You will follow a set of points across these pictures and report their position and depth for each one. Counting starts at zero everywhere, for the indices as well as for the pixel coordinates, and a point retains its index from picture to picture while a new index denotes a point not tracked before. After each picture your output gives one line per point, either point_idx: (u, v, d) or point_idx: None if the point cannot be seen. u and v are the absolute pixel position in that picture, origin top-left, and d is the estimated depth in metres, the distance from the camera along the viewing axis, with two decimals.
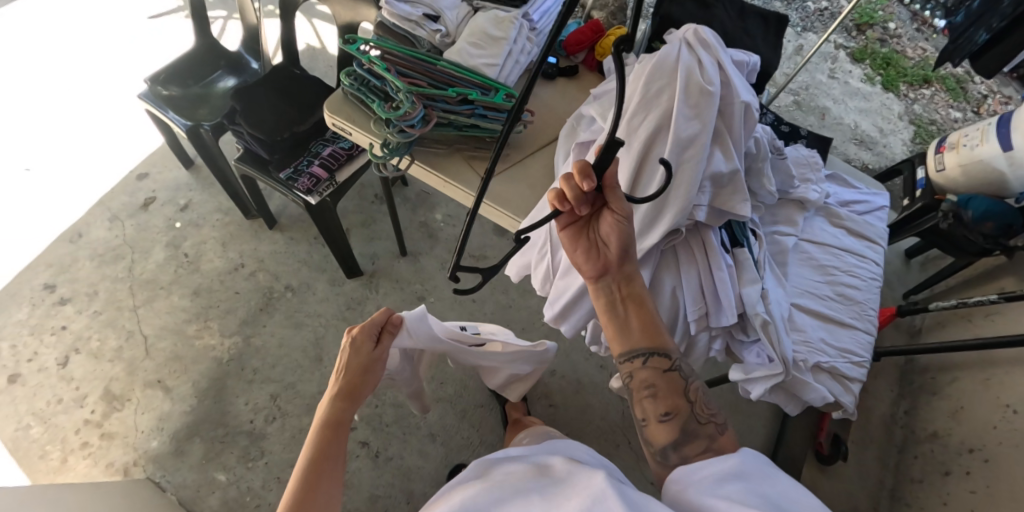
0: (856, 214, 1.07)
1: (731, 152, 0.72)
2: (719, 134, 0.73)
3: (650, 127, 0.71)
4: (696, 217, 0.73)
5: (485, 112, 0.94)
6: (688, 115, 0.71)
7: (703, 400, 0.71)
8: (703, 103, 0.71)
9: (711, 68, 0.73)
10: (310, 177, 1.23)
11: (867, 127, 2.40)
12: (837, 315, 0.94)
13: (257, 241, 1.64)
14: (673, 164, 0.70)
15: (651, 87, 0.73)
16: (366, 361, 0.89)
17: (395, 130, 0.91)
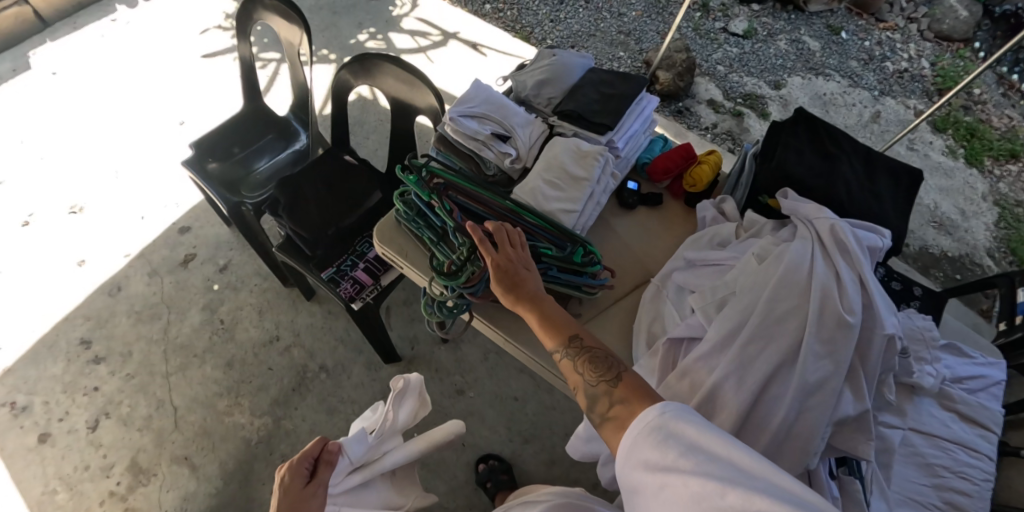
0: (969, 393, 0.93)
1: (865, 394, 0.60)
2: (852, 368, 0.61)
3: (771, 362, 0.60)
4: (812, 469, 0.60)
5: (560, 272, 0.81)
6: (820, 352, 0.59)
7: (591, 366, 0.65)
8: (839, 338, 0.60)
9: (852, 291, 0.61)
10: (354, 283, 1.17)
11: (947, 208, 2.20)
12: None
13: (294, 313, 1.58)
14: (795, 411, 0.59)
15: (776, 308, 0.62)
16: (295, 500, 0.82)
17: (454, 294, 0.81)
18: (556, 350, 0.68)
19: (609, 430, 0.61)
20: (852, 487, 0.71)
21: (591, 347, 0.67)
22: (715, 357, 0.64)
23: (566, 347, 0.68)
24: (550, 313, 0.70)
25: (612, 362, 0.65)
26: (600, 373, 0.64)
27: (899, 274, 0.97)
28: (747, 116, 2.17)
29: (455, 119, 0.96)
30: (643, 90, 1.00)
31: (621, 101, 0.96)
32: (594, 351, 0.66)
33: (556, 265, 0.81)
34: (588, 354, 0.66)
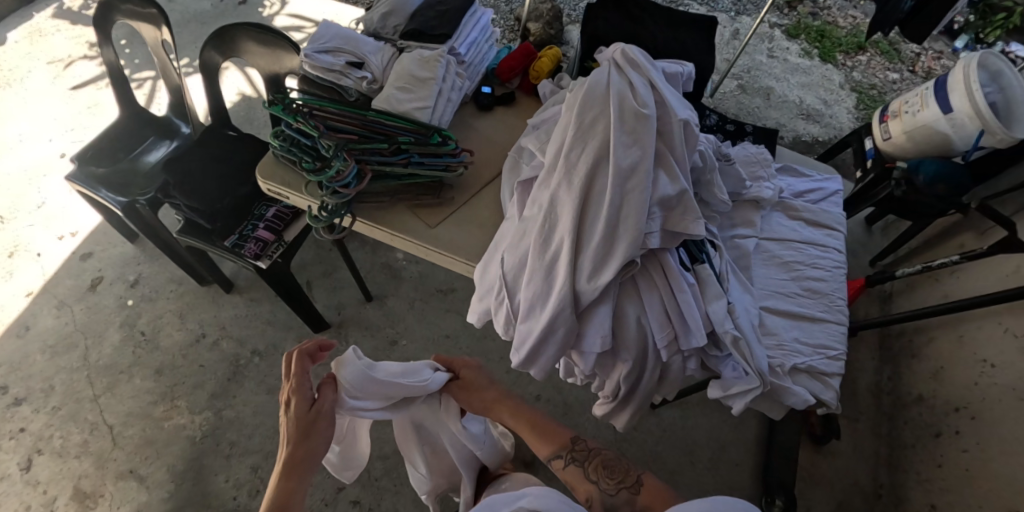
0: (811, 203, 1.08)
1: (676, 173, 0.72)
2: (662, 155, 0.72)
3: (590, 161, 0.70)
4: (649, 246, 0.71)
5: (422, 158, 0.92)
6: (627, 142, 0.70)
7: (605, 472, 0.84)
8: (640, 127, 0.70)
9: (643, 90, 0.72)
10: (257, 241, 1.21)
11: (811, 101, 2.35)
12: (806, 311, 0.95)
13: (217, 308, 1.57)
14: (618, 195, 0.69)
15: (585, 117, 0.72)
16: (305, 421, 0.84)
17: (330, 192, 0.89)
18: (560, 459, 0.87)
19: None
20: (704, 273, 0.81)
21: (594, 452, 0.87)
22: (551, 177, 0.74)
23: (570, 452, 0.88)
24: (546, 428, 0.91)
25: (621, 466, 0.84)
26: (617, 480, 0.82)
27: (732, 119, 1.11)
28: None
29: (311, 56, 1.01)
30: (475, 3, 1.08)
31: (455, 14, 1.04)
32: (599, 456, 0.86)
33: (417, 153, 0.93)
34: (596, 456, 0.86)
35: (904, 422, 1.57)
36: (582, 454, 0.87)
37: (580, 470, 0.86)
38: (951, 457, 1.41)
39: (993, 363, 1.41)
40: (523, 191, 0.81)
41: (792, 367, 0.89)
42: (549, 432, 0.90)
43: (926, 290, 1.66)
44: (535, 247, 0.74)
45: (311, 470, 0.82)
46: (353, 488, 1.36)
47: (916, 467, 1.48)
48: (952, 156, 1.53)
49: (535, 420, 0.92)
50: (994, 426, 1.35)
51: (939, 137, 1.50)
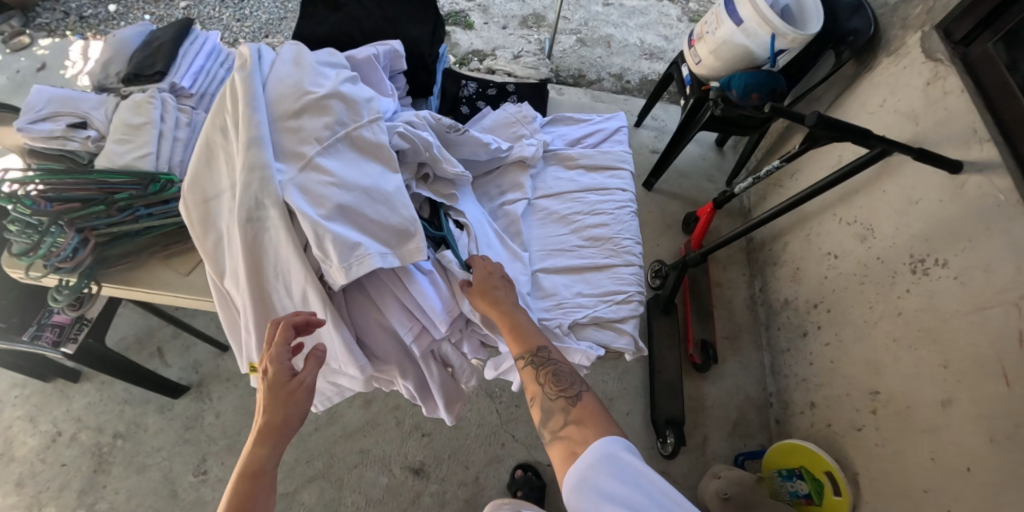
0: (590, 148, 1.08)
1: (362, 139, 0.71)
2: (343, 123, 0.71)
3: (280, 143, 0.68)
4: (363, 210, 0.69)
5: (150, 210, 0.90)
6: (306, 116, 0.69)
7: (554, 379, 0.77)
8: (309, 101, 0.69)
9: (302, 69, 0.71)
10: (54, 328, 1.16)
11: (653, 39, 2.30)
12: (589, 261, 0.95)
13: (67, 401, 1.47)
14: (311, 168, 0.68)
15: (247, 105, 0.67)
16: (281, 396, 0.69)
17: (54, 266, 0.87)
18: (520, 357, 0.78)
19: (557, 445, 0.74)
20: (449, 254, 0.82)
21: (554, 358, 0.78)
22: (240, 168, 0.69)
23: (530, 355, 0.78)
24: (517, 324, 0.78)
25: (571, 374, 0.78)
26: (560, 386, 0.77)
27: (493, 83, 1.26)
28: (453, 34, 2.24)
29: (24, 123, 0.94)
30: (191, 26, 1.04)
31: (169, 46, 0.99)
32: (553, 363, 0.77)
33: (144, 205, 0.90)
34: (552, 363, 0.78)
35: (777, 329, 1.61)
36: (540, 358, 0.78)
37: (534, 372, 0.77)
38: (818, 353, 1.45)
39: (834, 254, 1.46)
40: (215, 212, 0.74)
41: (574, 322, 0.88)
42: (526, 335, 0.78)
43: (774, 198, 1.71)
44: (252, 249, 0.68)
45: (290, 440, 0.69)
46: None
47: (791, 369, 1.53)
48: (760, 66, 1.54)
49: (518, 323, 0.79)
50: (846, 314, 1.40)
51: (738, 49, 1.50)
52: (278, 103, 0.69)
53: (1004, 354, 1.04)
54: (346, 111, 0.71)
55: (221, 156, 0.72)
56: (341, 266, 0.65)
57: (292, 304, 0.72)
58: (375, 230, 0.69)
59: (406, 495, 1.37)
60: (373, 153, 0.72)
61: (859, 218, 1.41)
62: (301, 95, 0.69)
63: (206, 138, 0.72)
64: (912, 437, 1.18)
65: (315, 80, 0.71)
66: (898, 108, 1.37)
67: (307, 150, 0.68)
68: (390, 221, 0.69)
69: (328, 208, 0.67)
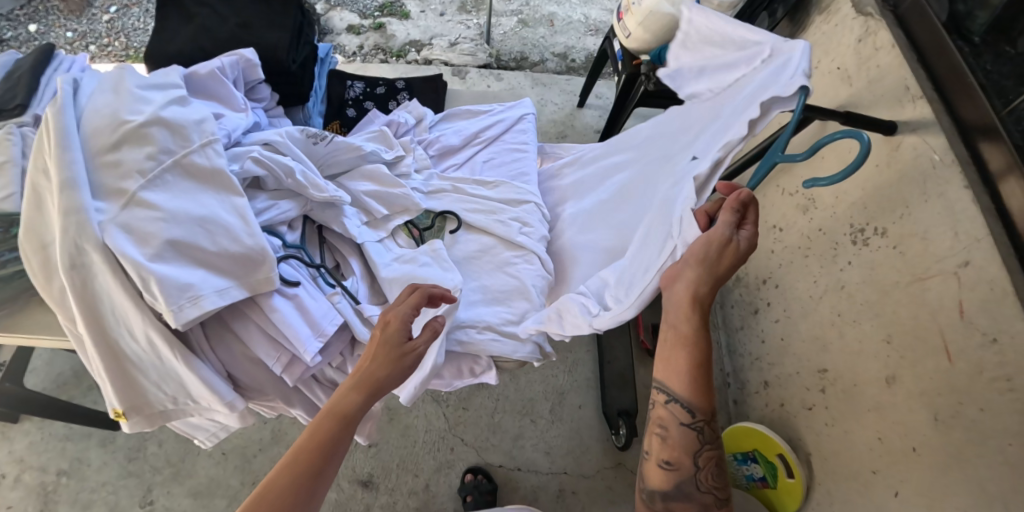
0: (488, 140, 1.02)
1: (191, 166, 0.68)
2: (170, 152, 0.67)
3: (102, 179, 0.64)
4: (198, 241, 0.65)
5: (14, 254, 0.86)
6: (126, 147, 0.66)
7: (711, 469, 0.79)
8: (129, 132, 0.66)
9: (124, 100, 0.69)
10: None
11: (597, 14, 2.22)
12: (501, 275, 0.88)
13: (8, 443, 1.45)
14: (136, 201, 0.64)
15: (56, 141, 0.63)
16: (395, 355, 0.72)
17: None
18: (692, 405, 0.78)
19: None
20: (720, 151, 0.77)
21: (716, 441, 0.80)
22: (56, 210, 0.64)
23: (703, 419, 0.78)
24: (707, 378, 0.77)
25: (724, 474, 0.81)
26: (713, 479, 0.79)
27: (383, 80, 1.15)
28: (389, 25, 2.16)
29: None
30: (54, 51, 1.03)
31: (28, 76, 0.97)
32: (716, 452, 0.79)
33: (8, 250, 0.86)
34: (714, 446, 0.80)
35: (731, 307, 1.57)
36: (706, 433, 0.79)
37: (695, 441, 0.79)
38: (770, 330, 1.41)
39: (779, 227, 1.41)
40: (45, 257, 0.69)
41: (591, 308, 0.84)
42: (705, 392, 0.77)
43: None
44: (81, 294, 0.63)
45: (384, 395, 0.73)
46: None
47: (746, 347, 1.49)
48: None
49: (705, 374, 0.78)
50: (793, 288, 1.35)
51: (666, 19, 1.43)
52: (95, 137, 0.66)
53: (945, 327, 0.98)
54: (171, 137, 0.68)
55: (49, 201, 0.68)
56: (171, 308, 0.61)
57: (140, 348, 0.67)
58: (217, 261, 0.66)
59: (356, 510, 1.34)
60: (209, 179, 0.69)
61: (800, 188, 1.35)
62: (119, 125, 0.67)
63: (29, 182, 0.69)
64: (859, 416, 1.14)
65: (135, 107, 0.69)
66: (831, 68, 1.29)
67: (129, 186, 0.64)
68: (230, 250, 0.66)
69: (155, 244, 0.62)
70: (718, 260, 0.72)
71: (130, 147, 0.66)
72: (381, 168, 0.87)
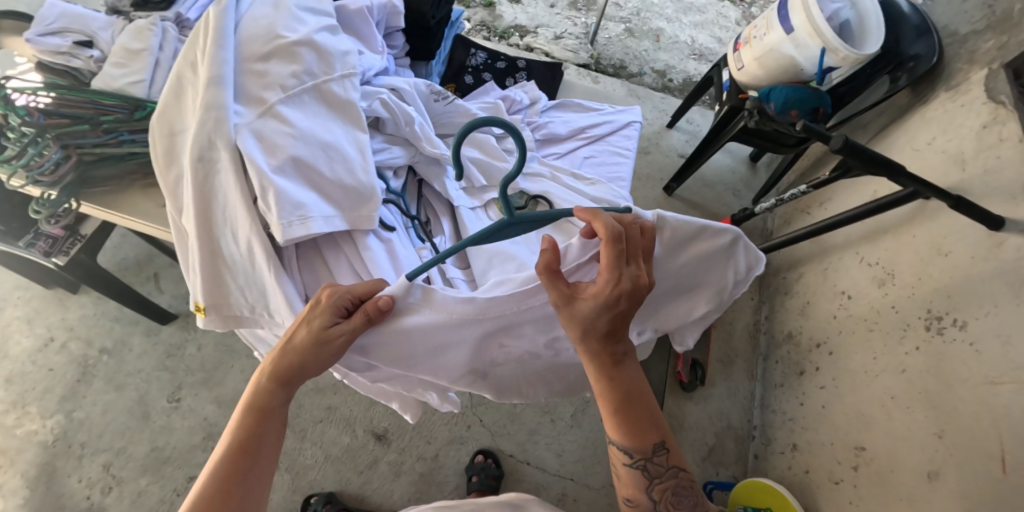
0: (593, 138, 1.03)
1: (328, 92, 0.70)
2: (313, 76, 0.69)
3: (247, 86, 0.67)
4: (317, 164, 0.67)
5: (132, 136, 0.90)
6: (275, 60, 0.68)
7: (670, 499, 0.79)
8: (280, 46, 0.68)
9: (282, 15, 0.71)
10: (48, 238, 1.19)
11: (705, 40, 2.20)
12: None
13: (63, 310, 1.53)
14: (270, 114, 0.66)
15: (215, 39, 0.66)
16: (312, 347, 0.68)
17: (34, 181, 0.88)
18: (631, 449, 0.78)
19: None
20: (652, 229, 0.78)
21: (672, 473, 0.79)
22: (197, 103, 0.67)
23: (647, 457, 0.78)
24: (632, 423, 0.77)
25: (688, 503, 0.79)
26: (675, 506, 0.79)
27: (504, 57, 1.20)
28: (499, 5, 2.18)
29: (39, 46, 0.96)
30: None
31: None
32: (671, 482, 0.78)
33: (127, 131, 0.90)
34: (669, 478, 0.79)
35: (775, 362, 1.53)
36: (655, 471, 0.79)
37: (647, 479, 0.79)
38: (811, 394, 1.38)
39: (850, 294, 1.37)
40: (173, 144, 0.72)
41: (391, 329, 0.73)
42: (638, 435, 0.77)
43: (798, 223, 1.61)
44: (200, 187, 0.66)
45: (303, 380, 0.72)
46: None
47: (781, 406, 1.46)
48: (806, 81, 1.44)
49: (641, 419, 0.77)
50: (848, 359, 1.31)
51: (785, 60, 1.41)
52: (249, 44, 0.69)
53: (1006, 436, 0.94)
54: (316, 61, 0.70)
55: (190, 92, 0.71)
56: (281, 222, 0.64)
57: (237, 251, 0.70)
58: (329, 188, 0.68)
59: (364, 459, 1.38)
60: (340, 110, 0.70)
61: (881, 260, 1.31)
62: (273, 39, 0.69)
63: (175, 71, 0.71)
64: (886, 502, 1.11)
65: (290, 25, 0.71)
66: (946, 148, 1.25)
67: (269, 97, 0.67)
68: (344, 181, 0.68)
69: (281, 157, 0.65)
70: (572, 316, 0.71)
71: (278, 62, 0.68)
72: (489, 138, 0.89)
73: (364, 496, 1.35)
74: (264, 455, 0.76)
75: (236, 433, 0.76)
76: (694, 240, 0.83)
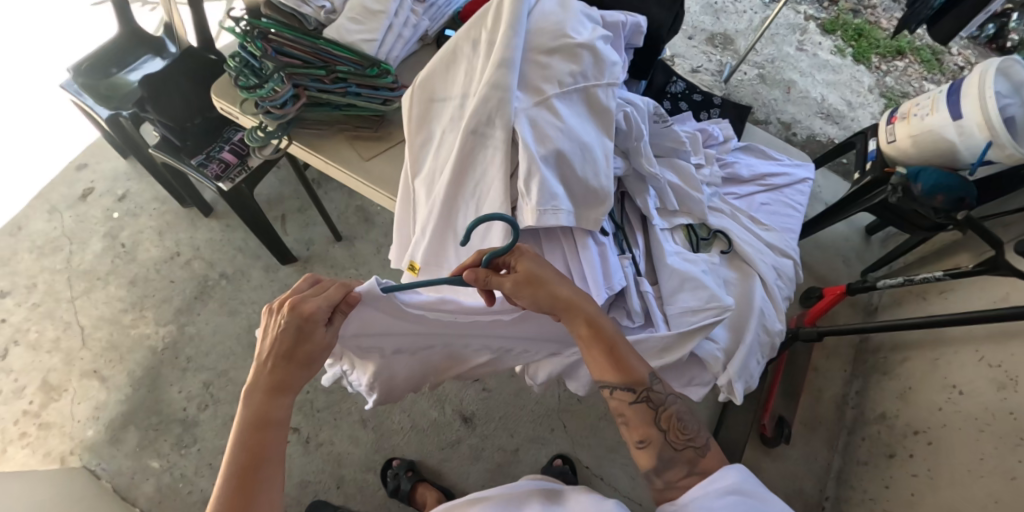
0: (772, 187, 1.06)
1: (594, 95, 0.71)
2: (586, 78, 0.71)
3: (528, 75, 0.70)
4: (572, 162, 0.69)
5: (359, 90, 0.91)
6: (558, 58, 0.70)
7: (678, 425, 0.72)
8: (566, 44, 0.70)
9: (568, 14, 0.72)
10: (220, 163, 1.25)
11: (835, 100, 2.18)
12: (753, 308, 0.89)
13: (193, 230, 1.62)
14: (541, 108, 0.69)
15: (514, 27, 0.68)
16: (302, 351, 0.71)
17: (264, 111, 0.90)
18: (628, 386, 0.73)
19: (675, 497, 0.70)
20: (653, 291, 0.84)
21: (670, 397, 0.74)
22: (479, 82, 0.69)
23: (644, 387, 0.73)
24: (619, 355, 0.73)
25: (694, 421, 0.73)
26: (686, 433, 0.72)
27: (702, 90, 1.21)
28: None
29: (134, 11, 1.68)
30: None
31: None
32: (672, 404, 0.73)
33: (355, 84, 0.91)
34: (670, 404, 0.74)
35: (861, 439, 1.52)
36: (658, 399, 0.73)
37: (652, 413, 0.73)
38: (901, 480, 1.35)
39: (961, 390, 1.33)
40: (431, 113, 0.74)
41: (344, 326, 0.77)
42: (626, 364, 0.73)
43: (911, 306, 1.59)
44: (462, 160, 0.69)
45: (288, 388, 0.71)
46: (296, 417, 1.44)
47: (860, 484, 1.45)
48: (959, 169, 1.41)
49: (611, 345, 0.73)
50: (950, 454, 1.28)
51: (943, 144, 1.39)
52: (537, 36, 0.71)
53: None
54: (592, 65, 0.71)
55: (462, 63, 0.72)
56: (538, 209, 0.66)
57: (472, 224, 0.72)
58: (575, 185, 0.70)
59: (448, 437, 1.42)
60: (598, 115, 0.72)
61: (1005, 363, 1.26)
62: (561, 36, 0.70)
63: (454, 43, 0.72)
64: None
65: (575, 27, 0.72)
66: None
67: (547, 89, 0.69)
68: (591, 181, 0.70)
69: (548, 148, 0.68)
70: (518, 288, 0.71)
71: (559, 59, 0.70)
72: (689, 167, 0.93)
73: (442, 472, 1.38)
74: (273, 463, 0.68)
75: (238, 446, 0.68)
76: (688, 296, 0.83)
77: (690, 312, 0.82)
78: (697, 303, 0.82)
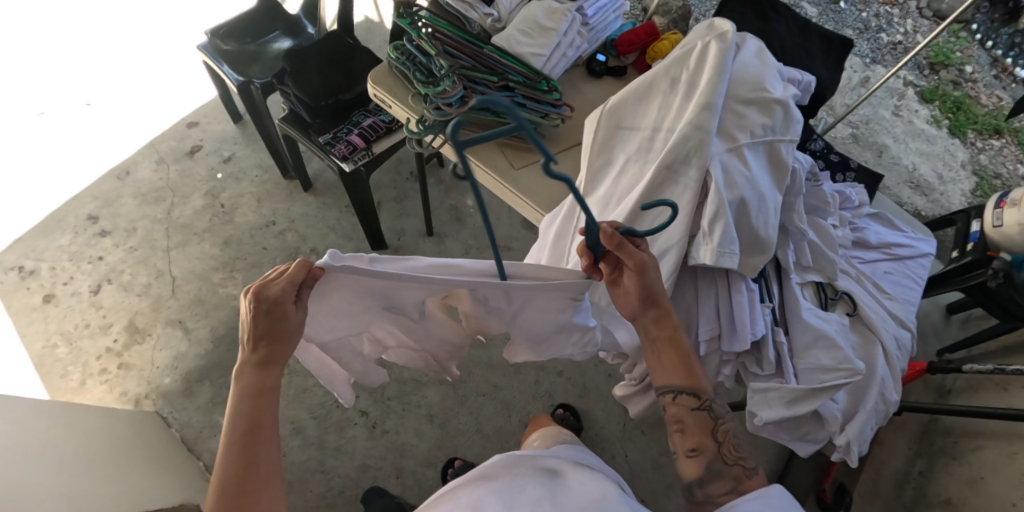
0: (898, 257, 1.06)
1: (780, 150, 0.73)
2: (774, 132, 0.73)
3: (725, 121, 0.72)
4: (752, 210, 0.70)
5: (524, 101, 0.93)
6: (754, 108, 0.73)
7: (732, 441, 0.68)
8: (764, 97, 0.73)
9: (764, 69, 0.75)
10: (347, 145, 1.28)
11: (925, 171, 2.15)
12: (876, 376, 0.89)
13: (291, 202, 1.68)
14: (734, 155, 0.71)
15: (720, 74, 0.71)
16: (276, 328, 0.62)
17: (432, 106, 0.93)
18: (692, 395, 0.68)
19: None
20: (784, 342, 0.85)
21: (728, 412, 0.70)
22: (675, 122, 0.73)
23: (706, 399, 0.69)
24: (690, 360, 0.69)
25: (747, 444, 0.69)
26: (739, 451, 0.67)
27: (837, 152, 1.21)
28: None
29: None
30: None
31: None
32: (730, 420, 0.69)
33: (522, 95, 0.94)
34: (728, 420, 0.69)
35: None
36: (718, 410, 0.69)
37: (709, 423, 0.68)
38: None
39: None
40: (615, 142, 0.79)
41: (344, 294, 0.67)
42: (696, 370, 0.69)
43: (986, 396, 1.53)
44: (648, 191, 0.72)
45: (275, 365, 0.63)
46: (366, 400, 1.47)
47: None
48: None
49: (685, 352, 0.70)
50: None
51: None
52: (737, 85, 0.73)
53: None
54: (782, 120, 0.73)
55: (656, 98, 0.77)
56: (719, 249, 0.68)
57: None
58: (749, 232, 0.71)
59: (510, 447, 1.43)
60: (779, 169, 0.74)
61: None
62: (759, 89, 0.73)
63: (651, 78, 0.77)
64: None
65: (771, 82, 0.75)
66: None
67: (740, 137, 0.72)
68: (765, 232, 0.71)
69: (735, 194, 0.69)
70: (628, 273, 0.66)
71: (755, 110, 0.73)
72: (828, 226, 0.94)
73: None
74: (269, 439, 0.61)
75: (236, 420, 0.61)
76: (820, 355, 0.84)
77: (821, 370, 0.83)
78: (830, 362, 0.83)
